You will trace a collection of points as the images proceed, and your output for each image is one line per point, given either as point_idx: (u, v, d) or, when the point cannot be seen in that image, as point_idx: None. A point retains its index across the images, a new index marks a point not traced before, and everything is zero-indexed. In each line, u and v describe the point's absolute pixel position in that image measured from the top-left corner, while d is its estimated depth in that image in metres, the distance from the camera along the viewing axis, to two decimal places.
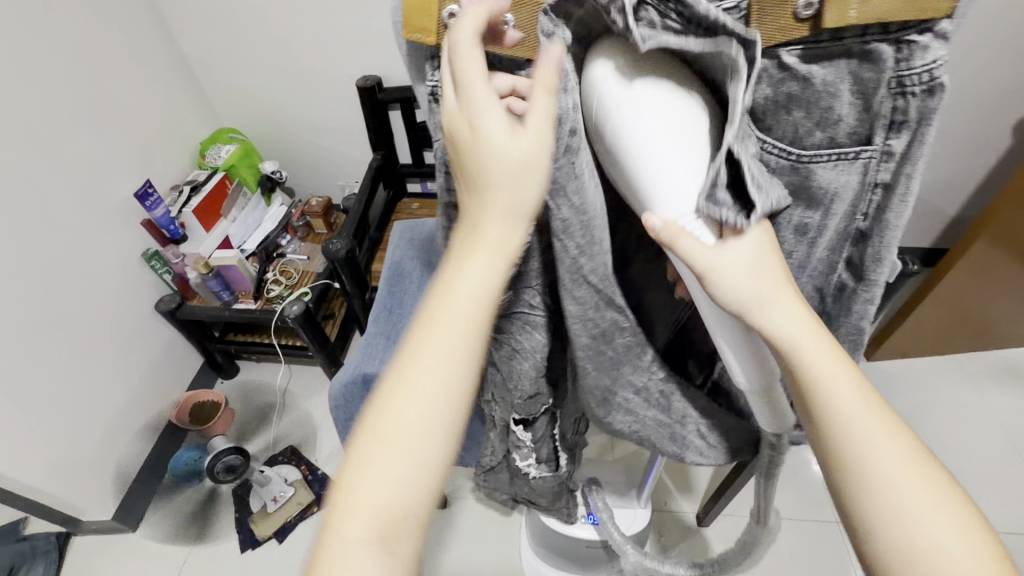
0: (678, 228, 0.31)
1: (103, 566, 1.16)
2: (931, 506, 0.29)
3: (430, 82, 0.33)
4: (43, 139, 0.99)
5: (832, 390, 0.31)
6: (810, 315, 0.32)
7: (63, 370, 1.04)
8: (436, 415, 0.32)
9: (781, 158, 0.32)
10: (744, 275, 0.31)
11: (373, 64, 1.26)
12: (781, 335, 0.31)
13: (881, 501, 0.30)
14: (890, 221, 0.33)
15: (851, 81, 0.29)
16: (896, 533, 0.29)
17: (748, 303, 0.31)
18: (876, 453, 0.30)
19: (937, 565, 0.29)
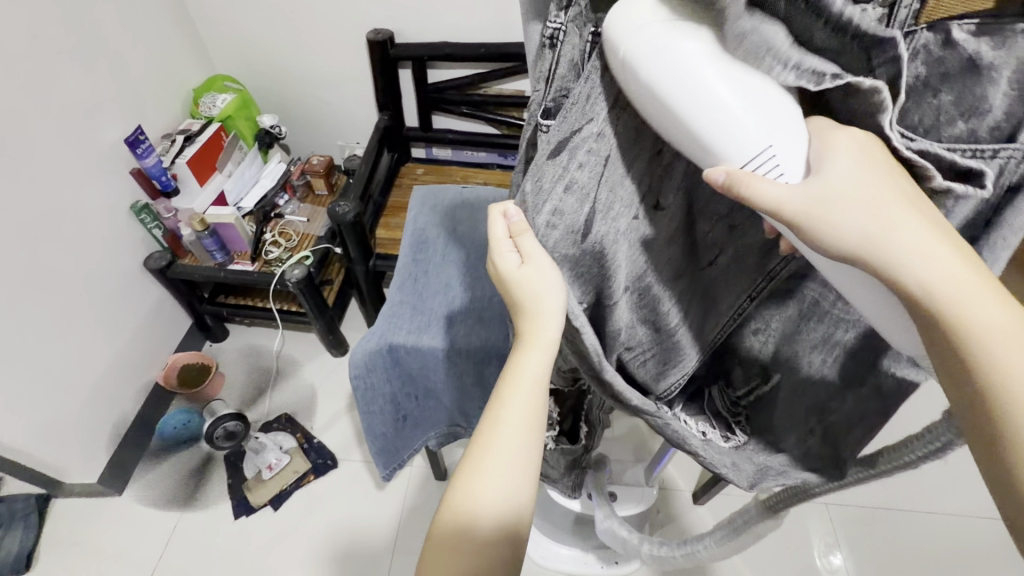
0: (747, 174, 0.29)
1: (88, 529, 1.13)
2: None
3: (550, 25, 0.32)
4: (28, 74, 0.90)
5: (965, 301, 0.29)
6: (944, 238, 0.30)
7: (49, 327, 0.98)
8: (522, 459, 0.39)
9: (908, 148, 0.31)
10: (844, 206, 0.29)
11: (386, 17, 1.19)
12: (911, 260, 0.29)
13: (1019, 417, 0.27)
14: (1014, 225, 0.32)
15: (1018, 67, 0.27)
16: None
17: (865, 237, 0.30)
18: (1011, 364, 0.28)
19: None
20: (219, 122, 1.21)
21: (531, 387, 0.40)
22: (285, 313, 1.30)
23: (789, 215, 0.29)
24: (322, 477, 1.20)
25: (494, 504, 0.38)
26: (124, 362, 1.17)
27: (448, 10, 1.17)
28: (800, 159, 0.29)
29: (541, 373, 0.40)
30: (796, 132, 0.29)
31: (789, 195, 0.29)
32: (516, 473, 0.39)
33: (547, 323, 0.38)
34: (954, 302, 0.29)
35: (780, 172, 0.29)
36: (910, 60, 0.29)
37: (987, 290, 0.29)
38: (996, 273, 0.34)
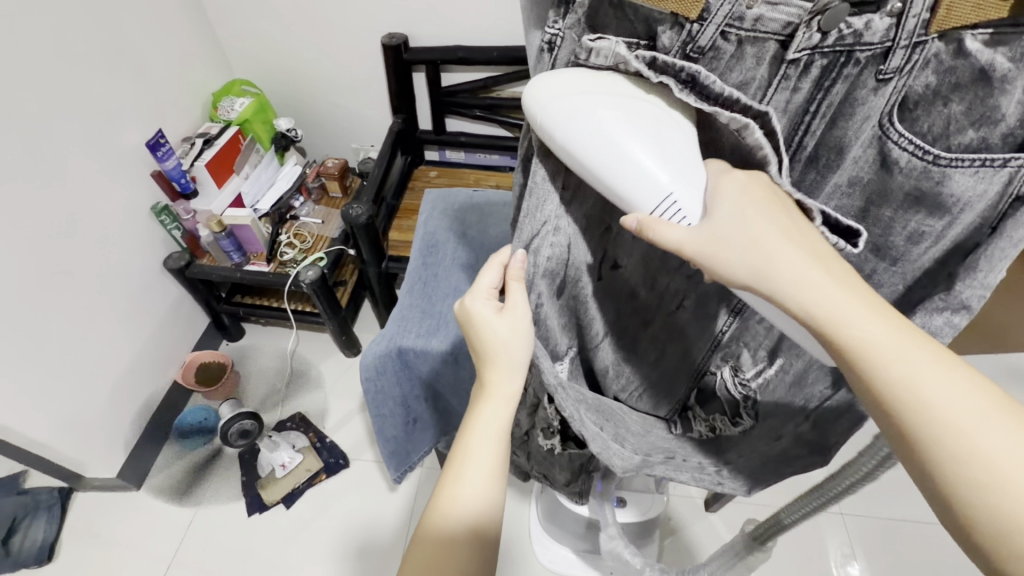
0: (653, 220, 0.32)
1: (106, 523, 1.16)
2: (971, 413, 0.29)
3: (549, 30, 0.33)
4: (54, 81, 0.93)
5: (851, 325, 0.30)
6: (822, 261, 0.32)
7: (72, 326, 1.01)
8: (488, 477, 0.46)
9: (914, 156, 0.31)
10: (733, 246, 0.32)
11: (400, 21, 1.20)
12: (793, 291, 0.31)
13: (923, 430, 0.29)
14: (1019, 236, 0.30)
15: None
16: (957, 462, 0.28)
17: (755, 269, 0.32)
18: (911, 379, 0.30)
19: (975, 459, 0.28)
20: (237, 126, 1.24)
21: (493, 433, 0.46)
22: (299, 314, 1.32)
23: (691, 252, 0.32)
24: (334, 476, 1.21)
25: (469, 511, 0.46)
26: (143, 360, 1.20)
27: (461, 13, 1.17)
28: (696, 200, 0.33)
29: (502, 420, 0.46)
30: (692, 182, 0.33)
31: (687, 237, 0.32)
32: (486, 484, 0.46)
33: (512, 378, 0.45)
34: (837, 329, 0.31)
35: (682, 216, 0.33)
36: (920, 68, 0.29)
37: (873, 316, 0.31)
38: (991, 282, 0.31)
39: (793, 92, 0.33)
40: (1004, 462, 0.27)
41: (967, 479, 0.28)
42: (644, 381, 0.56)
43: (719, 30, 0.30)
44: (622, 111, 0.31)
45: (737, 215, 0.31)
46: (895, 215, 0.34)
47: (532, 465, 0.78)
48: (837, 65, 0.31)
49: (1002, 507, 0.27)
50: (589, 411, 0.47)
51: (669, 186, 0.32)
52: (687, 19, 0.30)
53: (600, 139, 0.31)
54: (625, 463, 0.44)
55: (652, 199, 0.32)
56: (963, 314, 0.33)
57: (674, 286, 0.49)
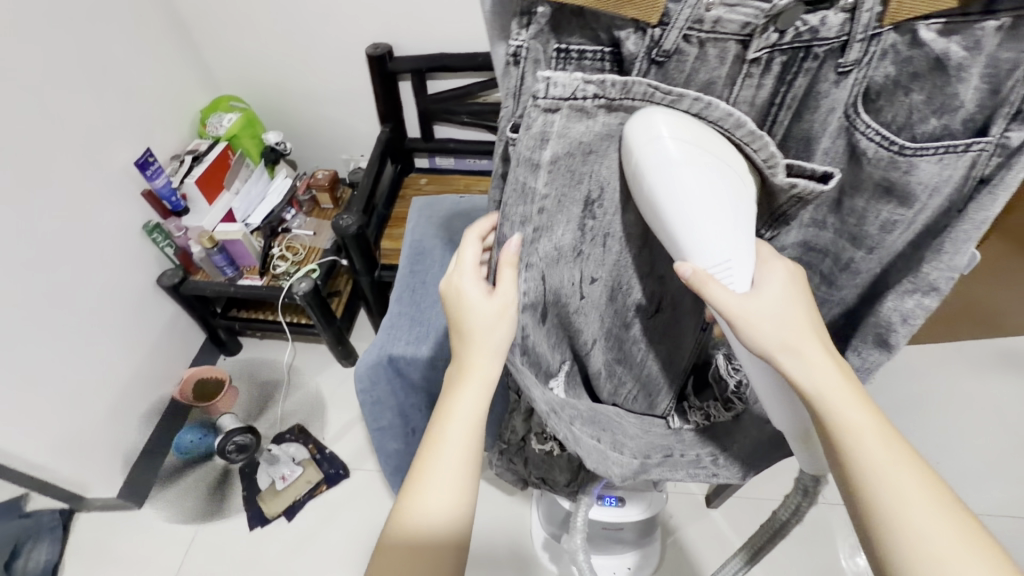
0: (707, 276, 0.35)
1: (109, 544, 1.15)
2: (929, 505, 0.34)
3: (514, 44, 0.32)
4: (41, 106, 0.94)
5: (845, 406, 0.35)
6: (829, 356, 0.37)
7: (67, 348, 1.02)
8: (461, 477, 0.44)
9: (881, 146, 0.32)
10: (763, 325, 0.36)
11: (383, 31, 1.21)
12: (798, 373, 0.36)
13: (885, 504, 0.34)
14: (958, 238, 0.34)
15: (987, 63, 0.28)
16: (907, 539, 0.33)
17: (773, 345, 0.36)
18: (884, 461, 0.35)
19: (922, 538, 0.33)
20: (226, 142, 1.24)
21: (468, 421, 0.44)
22: (295, 326, 1.33)
23: (732, 314, 0.36)
24: (334, 487, 1.21)
25: (435, 527, 0.43)
26: (139, 380, 1.20)
27: (443, 20, 1.17)
28: (745, 273, 0.36)
29: (482, 406, 0.44)
30: (746, 253, 0.35)
31: (732, 301, 0.35)
32: (456, 487, 0.44)
33: (493, 359, 0.44)
34: (834, 404, 0.35)
35: (732, 281, 0.36)
36: (879, 60, 0.30)
37: (864, 405, 0.36)
38: (956, 262, 0.35)
39: (757, 89, 0.33)
40: (942, 549, 0.33)
41: (907, 553, 0.33)
42: (637, 381, 0.56)
43: (681, 33, 0.30)
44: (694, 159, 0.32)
45: (776, 300, 0.36)
46: (867, 205, 0.36)
47: (531, 471, 0.79)
48: (796, 60, 0.31)
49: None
50: (585, 425, 0.49)
51: (727, 254, 0.35)
52: (647, 25, 0.30)
53: (668, 188, 0.33)
54: (624, 471, 0.49)
55: (710, 261, 0.35)
56: (931, 295, 0.36)
57: (649, 290, 0.49)
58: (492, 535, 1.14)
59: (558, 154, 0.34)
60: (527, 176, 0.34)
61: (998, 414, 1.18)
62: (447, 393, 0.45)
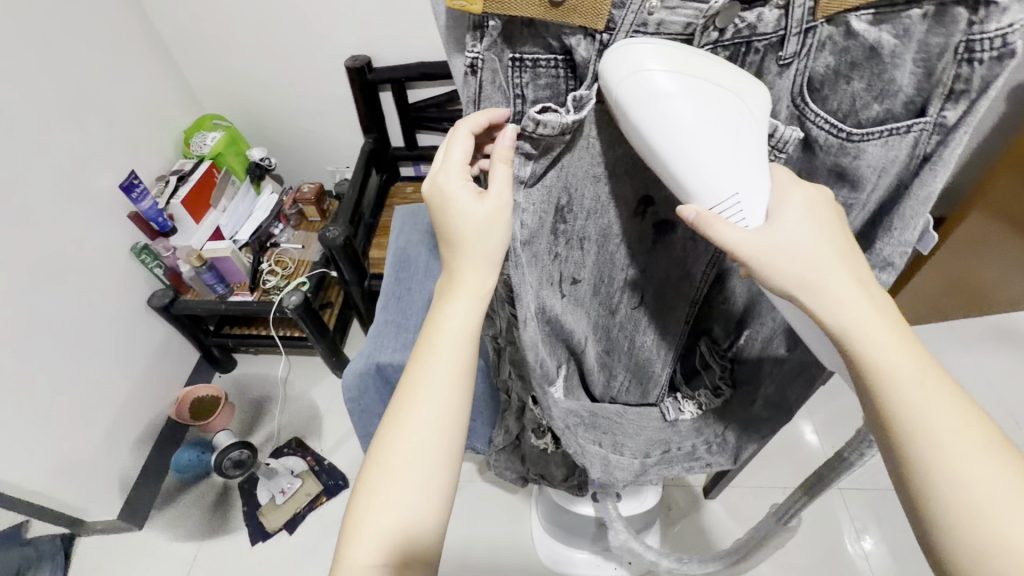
0: (712, 217, 0.34)
1: (111, 567, 1.15)
2: (975, 450, 0.31)
3: (469, 54, 0.34)
4: (24, 133, 0.94)
5: (876, 349, 0.33)
6: (862, 291, 0.34)
7: (60, 372, 1.02)
8: (440, 429, 0.41)
9: (831, 134, 0.35)
10: (786, 261, 0.34)
11: (362, 43, 1.22)
12: (828, 312, 0.33)
13: (923, 447, 0.32)
14: (908, 216, 0.36)
15: (918, 48, 0.31)
16: (950, 483, 0.31)
17: (796, 281, 0.34)
18: (917, 406, 0.32)
19: (968, 482, 0.31)
20: (210, 160, 1.25)
21: (458, 335, 0.41)
22: (288, 339, 1.33)
23: (745, 254, 0.34)
24: (335, 498, 1.21)
25: (407, 503, 0.40)
26: (134, 401, 1.20)
27: (419, 29, 1.19)
28: (760, 207, 0.34)
29: (477, 315, 0.41)
30: (758, 186, 0.34)
31: (746, 239, 0.34)
32: (434, 445, 0.41)
33: (485, 270, 0.40)
34: (861, 347, 0.33)
35: (743, 217, 0.34)
36: (817, 51, 0.33)
37: (894, 342, 0.33)
38: (908, 237, 0.36)
39: None
40: (991, 495, 0.30)
41: (952, 500, 0.31)
42: (629, 372, 0.59)
43: (628, 37, 0.32)
44: (692, 90, 0.31)
45: (800, 234, 0.34)
46: (823, 190, 0.38)
47: (527, 469, 0.80)
48: (740, 55, 0.34)
49: (987, 526, 0.30)
50: (586, 431, 0.52)
51: (737, 187, 0.33)
52: (596, 30, 0.32)
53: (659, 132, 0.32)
54: (626, 472, 0.54)
55: (719, 196, 0.34)
56: (888, 271, 0.38)
57: (631, 282, 0.50)
58: (495, 538, 1.15)
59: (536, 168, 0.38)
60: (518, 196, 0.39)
61: (988, 392, 1.20)
62: (441, 305, 0.42)
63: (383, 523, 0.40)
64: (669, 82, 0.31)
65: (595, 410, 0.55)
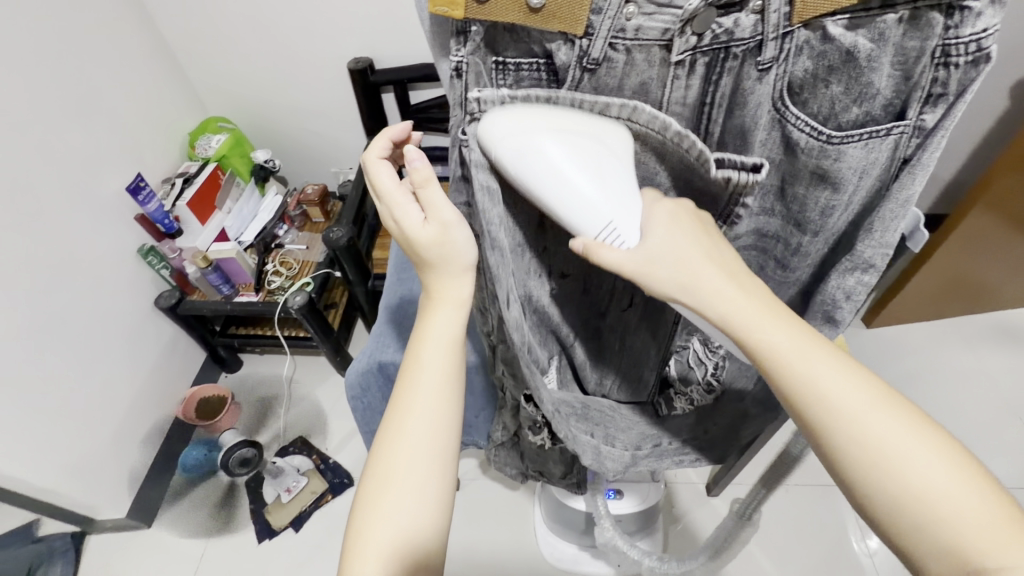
0: (598, 243, 0.36)
1: (120, 564, 1.17)
2: (864, 402, 0.34)
3: (453, 58, 0.34)
4: (31, 138, 0.96)
5: (760, 332, 0.35)
6: (738, 281, 0.36)
7: (69, 373, 1.03)
8: (433, 436, 0.43)
9: (811, 137, 0.35)
10: (664, 268, 0.36)
11: (364, 45, 1.23)
12: (713, 310, 0.36)
13: (824, 415, 0.34)
14: (885, 216, 0.36)
15: (894, 52, 0.31)
16: (855, 442, 0.33)
17: (681, 283, 0.36)
18: (809, 375, 0.34)
19: (865, 435, 0.33)
20: (215, 162, 1.26)
21: (445, 347, 0.44)
22: (293, 340, 1.34)
23: (631, 272, 0.36)
24: (339, 496, 1.23)
25: (405, 521, 0.41)
26: (142, 400, 1.22)
27: (421, 30, 1.19)
28: (633, 227, 0.36)
29: (456, 328, 0.44)
30: (630, 211, 0.36)
31: (629, 259, 0.36)
32: (431, 455, 0.42)
33: (457, 282, 0.44)
34: (750, 336, 0.35)
35: (621, 240, 0.36)
36: (796, 55, 0.33)
37: (777, 324, 0.35)
38: (887, 238, 0.36)
39: (686, 90, 0.36)
40: (885, 441, 0.33)
41: (859, 454, 0.33)
42: (622, 367, 0.60)
43: (607, 42, 0.33)
44: (569, 145, 0.34)
45: (668, 237, 0.37)
46: (806, 192, 0.38)
47: (525, 465, 0.81)
48: (718, 61, 0.34)
49: (896, 471, 0.32)
50: (580, 421, 0.51)
51: (608, 215, 0.36)
52: (576, 36, 0.33)
53: (540, 162, 0.34)
54: (617, 464, 0.51)
55: (598, 226, 0.36)
56: (870, 272, 0.38)
57: (623, 282, 0.52)
58: (498, 535, 1.16)
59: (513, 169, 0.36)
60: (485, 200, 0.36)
61: (994, 391, 1.19)
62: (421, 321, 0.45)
63: (383, 540, 0.40)
64: (551, 145, 0.34)
65: (587, 402, 0.55)
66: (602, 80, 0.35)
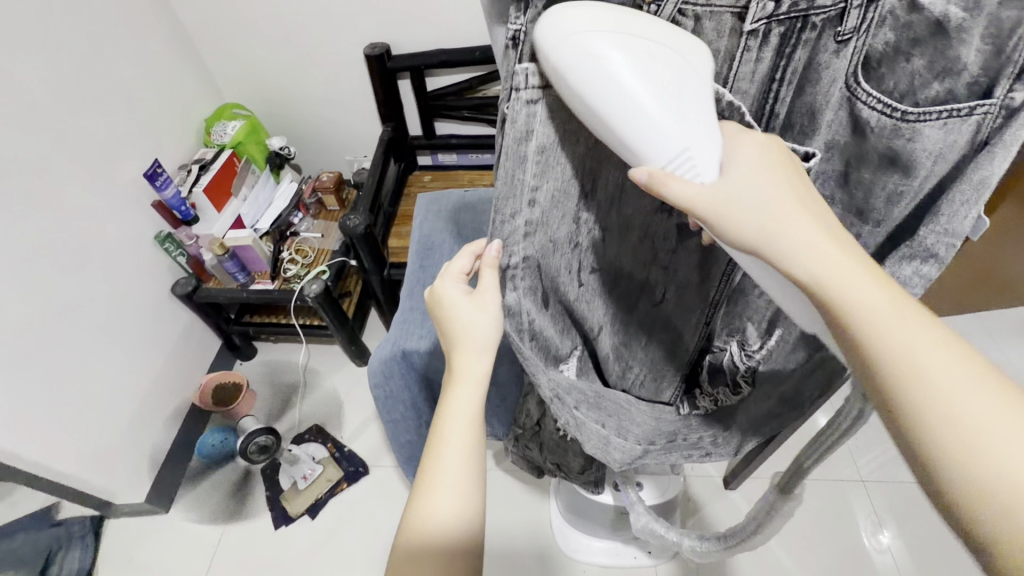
0: (666, 175, 0.32)
1: (139, 549, 1.18)
2: (968, 379, 0.28)
3: (512, 26, 0.34)
4: (49, 122, 0.95)
5: (845, 288, 0.31)
6: (827, 239, 0.33)
7: (88, 359, 1.04)
8: (452, 478, 0.43)
9: (883, 114, 0.34)
10: (743, 214, 0.34)
11: (381, 30, 1.21)
12: (790, 261, 0.33)
13: (912, 390, 0.29)
14: (947, 208, 0.34)
15: (987, 23, 0.29)
16: (950, 429, 0.28)
17: (757, 235, 0.34)
18: (898, 343, 0.30)
19: (962, 421, 0.27)
20: (231, 149, 1.26)
21: (468, 407, 0.44)
22: (308, 328, 1.34)
23: (701, 211, 0.33)
24: (354, 484, 1.23)
25: (435, 527, 0.43)
26: (159, 386, 1.22)
27: (439, 15, 1.17)
28: (712, 161, 0.33)
29: (476, 397, 0.45)
30: (710, 143, 0.33)
31: (700, 195, 0.33)
32: (453, 492, 0.43)
33: (479, 357, 0.45)
34: (831, 289, 0.32)
35: (695, 173, 0.33)
36: (878, 26, 0.32)
37: (869, 281, 0.31)
38: (957, 227, 0.34)
39: (756, 63, 0.37)
40: (993, 433, 0.27)
41: (948, 445, 0.28)
42: (649, 364, 0.59)
43: (676, 8, 0.35)
44: (627, 49, 0.30)
45: (752, 178, 0.33)
46: (873, 177, 0.38)
47: (544, 458, 0.80)
48: (795, 31, 0.34)
49: (995, 467, 0.26)
50: (590, 409, 0.49)
51: (684, 141, 0.32)
52: (642, 3, 0.35)
53: (604, 81, 0.30)
54: (625, 455, 0.49)
55: (667, 156, 0.32)
56: (930, 263, 0.36)
57: (653, 279, 0.51)
58: (513, 524, 1.16)
59: (544, 144, 0.36)
60: (517, 171, 0.36)
61: None
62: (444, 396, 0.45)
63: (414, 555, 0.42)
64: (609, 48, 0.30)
65: (601, 393, 0.53)
66: None
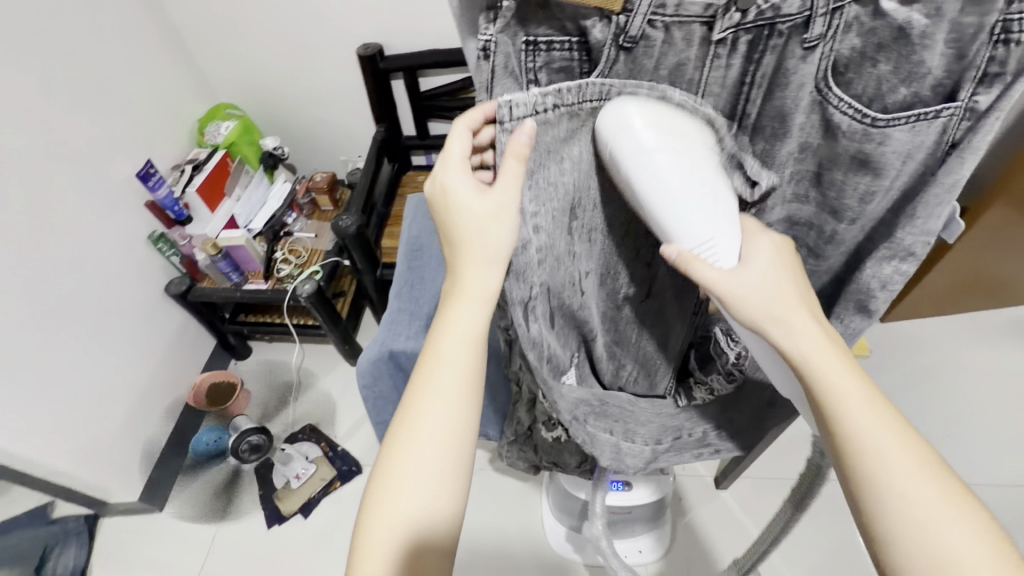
0: (692, 256, 0.38)
1: (133, 547, 1.19)
2: (916, 468, 0.35)
3: (482, 37, 0.34)
4: (42, 123, 0.96)
5: (838, 384, 0.36)
6: (823, 335, 0.38)
7: (82, 358, 1.04)
8: (440, 442, 0.42)
9: (854, 120, 0.35)
10: (755, 298, 0.38)
11: (374, 31, 1.21)
12: (791, 347, 0.37)
13: (880, 475, 0.35)
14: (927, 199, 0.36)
15: (949, 29, 0.30)
16: (901, 507, 0.35)
17: (764, 318, 0.38)
18: (868, 431, 0.36)
19: (912, 505, 0.34)
20: (224, 149, 1.26)
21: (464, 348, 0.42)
22: (302, 328, 1.35)
23: (720, 292, 0.38)
24: (348, 483, 1.24)
25: (415, 515, 0.41)
26: (153, 386, 1.23)
27: (430, 15, 1.17)
28: (732, 250, 0.39)
29: (479, 329, 0.42)
30: (731, 235, 0.38)
31: (720, 278, 0.38)
32: (444, 469, 0.42)
33: (485, 271, 0.41)
34: (829, 378, 0.36)
35: (716, 258, 0.38)
36: (844, 32, 0.32)
37: (854, 378, 0.37)
38: (930, 226, 0.37)
39: (725, 70, 0.35)
40: (932, 517, 0.34)
41: (898, 522, 0.34)
42: (639, 364, 0.59)
43: (645, 19, 0.32)
44: (665, 134, 0.35)
45: (765, 273, 0.38)
46: (845, 178, 0.38)
47: (538, 458, 0.80)
48: (762, 38, 0.33)
49: (932, 541, 0.34)
50: (597, 419, 0.51)
51: (711, 234, 0.37)
52: (612, 12, 0.32)
53: (652, 164, 0.35)
54: (636, 461, 0.53)
55: (696, 240, 0.37)
56: (908, 260, 0.39)
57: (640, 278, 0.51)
58: (505, 523, 1.17)
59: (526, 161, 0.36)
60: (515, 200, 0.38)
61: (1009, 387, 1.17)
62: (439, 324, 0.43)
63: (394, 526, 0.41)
64: (651, 137, 0.35)
65: (606, 399, 0.55)
66: (639, 61, 0.35)
